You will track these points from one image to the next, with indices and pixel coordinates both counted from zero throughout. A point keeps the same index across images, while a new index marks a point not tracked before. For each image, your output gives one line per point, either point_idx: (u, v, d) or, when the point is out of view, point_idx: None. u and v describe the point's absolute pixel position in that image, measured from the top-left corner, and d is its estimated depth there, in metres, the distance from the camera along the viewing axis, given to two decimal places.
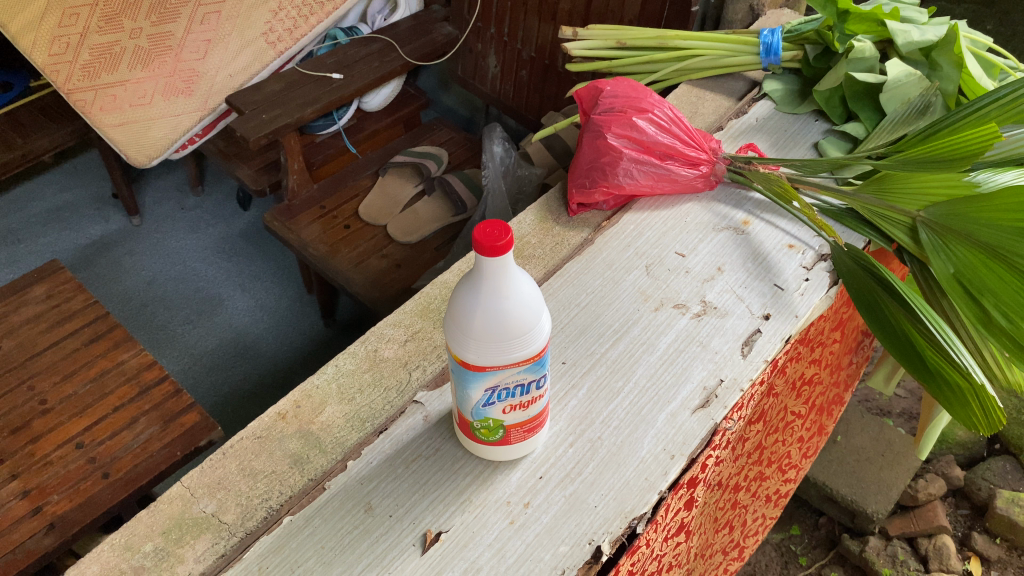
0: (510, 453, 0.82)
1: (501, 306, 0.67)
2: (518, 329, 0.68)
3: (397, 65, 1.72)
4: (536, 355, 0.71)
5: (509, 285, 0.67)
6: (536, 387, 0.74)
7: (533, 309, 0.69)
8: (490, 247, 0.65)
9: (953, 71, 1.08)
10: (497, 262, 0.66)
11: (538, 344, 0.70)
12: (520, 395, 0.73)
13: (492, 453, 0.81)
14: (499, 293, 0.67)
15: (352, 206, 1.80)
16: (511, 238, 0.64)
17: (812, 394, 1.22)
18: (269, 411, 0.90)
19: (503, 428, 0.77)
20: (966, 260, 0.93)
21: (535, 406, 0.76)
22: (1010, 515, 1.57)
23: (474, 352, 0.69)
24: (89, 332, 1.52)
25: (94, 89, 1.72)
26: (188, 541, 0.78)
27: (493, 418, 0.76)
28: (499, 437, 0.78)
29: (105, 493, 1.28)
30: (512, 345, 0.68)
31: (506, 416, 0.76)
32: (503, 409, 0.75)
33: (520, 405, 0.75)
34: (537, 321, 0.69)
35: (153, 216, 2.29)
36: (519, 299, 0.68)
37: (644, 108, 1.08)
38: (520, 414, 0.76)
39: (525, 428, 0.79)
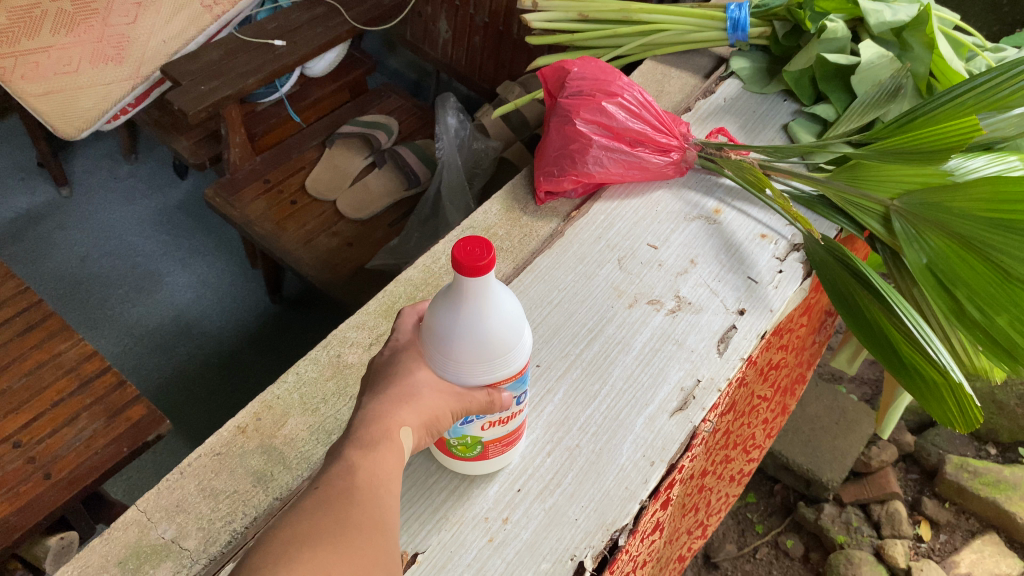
0: (485, 467, 0.78)
1: (481, 326, 0.60)
2: (500, 348, 0.62)
3: (343, 30, 1.63)
4: (518, 371, 0.65)
5: (492, 305, 0.60)
6: (516, 404, 0.69)
7: (515, 327, 0.62)
8: (473, 269, 0.57)
9: (925, 53, 1.06)
10: (478, 284, 0.58)
11: (521, 358, 0.65)
12: (499, 412, 0.69)
13: (465, 468, 0.77)
14: (479, 315, 0.60)
15: (298, 180, 1.72)
16: (495, 256, 0.57)
17: (778, 376, 1.21)
18: (228, 425, 0.85)
19: (480, 444, 0.73)
20: (939, 251, 0.92)
21: (513, 420, 0.72)
22: (960, 480, 1.61)
23: (456, 372, 0.63)
24: (22, 322, 1.42)
25: (14, 56, 1.60)
26: (146, 572, 0.74)
27: (471, 436, 0.72)
28: (477, 452, 0.75)
29: (48, 495, 1.21)
30: (494, 364, 0.62)
31: (485, 432, 0.72)
32: (482, 427, 0.71)
33: (499, 421, 0.71)
34: (519, 340, 0.63)
35: (84, 187, 2.16)
36: (502, 318, 0.61)
37: (614, 93, 1.03)
38: (499, 430, 0.72)
39: (503, 442, 0.75)
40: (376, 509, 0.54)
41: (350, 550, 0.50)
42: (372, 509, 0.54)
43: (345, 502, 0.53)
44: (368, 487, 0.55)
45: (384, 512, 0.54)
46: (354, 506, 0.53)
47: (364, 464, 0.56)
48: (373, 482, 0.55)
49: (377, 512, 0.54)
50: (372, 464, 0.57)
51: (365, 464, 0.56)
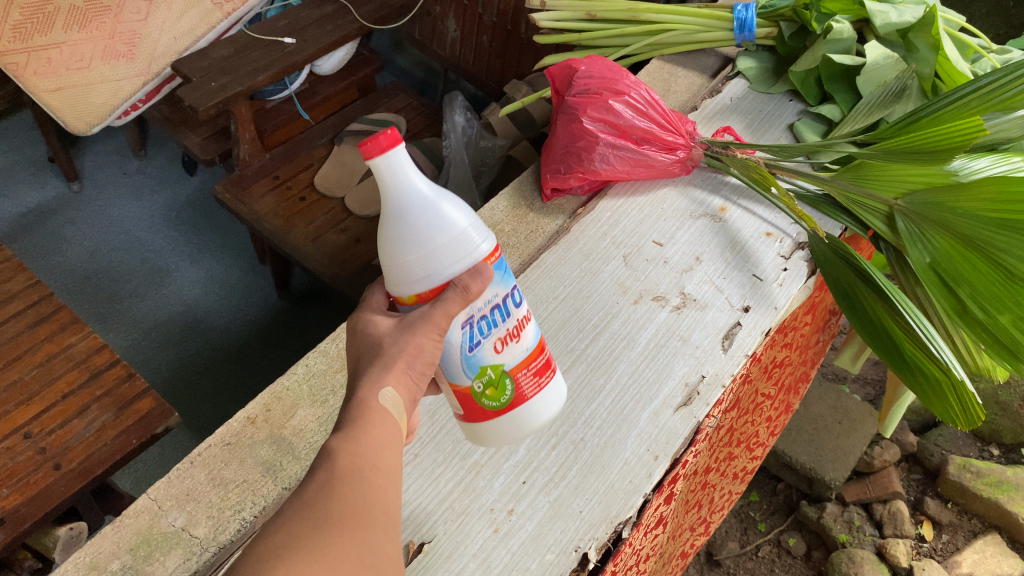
0: (521, 419, 0.65)
1: (412, 221, 0.56)
2: (436, 238, 0.56)
3: (352, 28, 1.64)
4: (481, 263, 0.59)
5: (409, 186, 0.56)
6: (515, 302, 0.62)
7: (452, 216, 0.57)
8: (369, 145, 0.54)
9: (930, 54, 1.06)
10: (383, 163, 0.55)
11: (477, 252, 0.58)
12: (502, 317, 0.62)
13: (498, 431, 0.66)
14: (403, 207, 0.56)
15: (307, 176, 1.73)
16: (391, 131, 0.54)
17: (782, 375, 1.22)
18: (238, 415, 0.86)
19: (508, 376, 0.63)
20: (943, 250, 0.93)
21: (525, 333, 0.64)
22: (962, 481, 1.61)
23: (406, 281, 0.58)
24: (33, 314, 1.44)
25: (27, 52, 1.59)
26: (158, 558, 0.75)
27: (494, 366, 0.62)
28: (505, 395, 0.64)
29: (58, 486, 1.23)
30: (437, 257, 0.57)
31: (508, 355, 0.63)
32: (496, 347, 0.62)
33: (511, 335, 0.63)
34: (460, 229, 0.57)
35: (94, 182, 2.18)
36: (427, 201, 0.56)
37: (620, 91, 1.04)
38: (518, 348, 0.63)
39: (532, 371, 0.65)
40: (362, 501, 0.49)
41: (332, 554, 0.44)
42: (355, 499, 0.49)
43: (327, 498, 0.48)
44: (350, 476, 0.50)
45: (372, 503, 0.49)
46: (336, 502, 0.48)
47: (346, 448, 0.52)
48: (354, 466, 0.50)
49: (363, 504, 0.49)
50: (356, 448, 0.52)
51: (347, 448, 0.52)
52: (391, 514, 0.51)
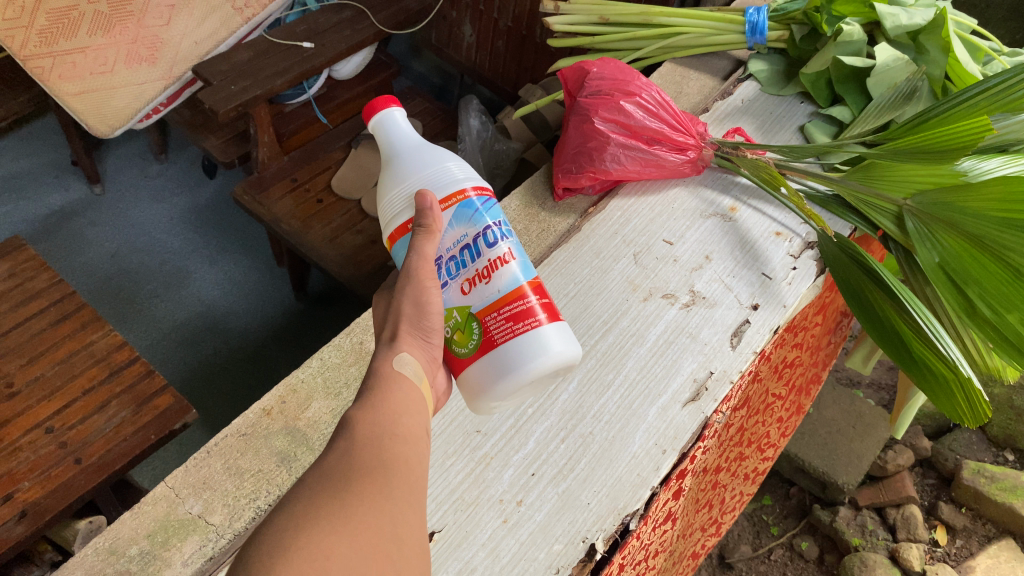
0: (487, 372, 0.65)
1: (399, 162, 0.70)
2: (412, 170, 0.69)
3: (369, 33, 1.67)
4: (453, 195, 0.67)
5: (399, 139, 0.71)
6: (483, 244, 0.66)
7: (429, 155, 0.69)
8: (370, 114, 0.73)
9: (940, 56, 1.08)
10: (381, 125, 0.73)
11: (449, 184, 0.67)
12: (472, 259, 0.67)
13: (470, 389, 0.66)
14: (393, 155, 0.71)
15: (325, 179, 1.76)
16: (384, 97, 0.73)
17: (792, 375, 1.23)
18: (253, 407, 0.88)
19: (473, 319, 0.66)
20: (951, 249, 0.93)
21: (498, 276, 0.66)
22: (977, 485, 1.61)
23: (389, 214, 0.68)
24: (56, 312, 1.46)
25: (52, 56, 1.63)
26: (174, 544, 0.77)
27: (459, 308, 0.66)
28: (473, 344, 0.66)
29: (78, 480, 1.25)
30: (412, 181, 0.68)
31: (473, 300, 0.66)
32: (462, 291, 0.67)
33: (481, 276, 0.66)
34: (434, 163, 0.69)
35: (115, 185, 2.21)
36: (413, 149, 0.71)
37: (632, 92, 1.05)
38: (485, 290, 0.66)
39: (504, 314, 0.65)
40: (381, 471, 0.46)
41: (351, 523, 0.41)
42: (375, 473, 0.46)
43: (346, 472, 0.45)
44: (368, 448, 0.48)
45: (391, 473, 0.47)
46: (355, 474, 0.45)
47: (362, 419, 0.51)
48: (374, 436, 0.49)
49: (382, 477, 0.46)
50: (371, 419, 0.51)
51: (364, 420, 0.51)
52: (416, 491, 0.48)
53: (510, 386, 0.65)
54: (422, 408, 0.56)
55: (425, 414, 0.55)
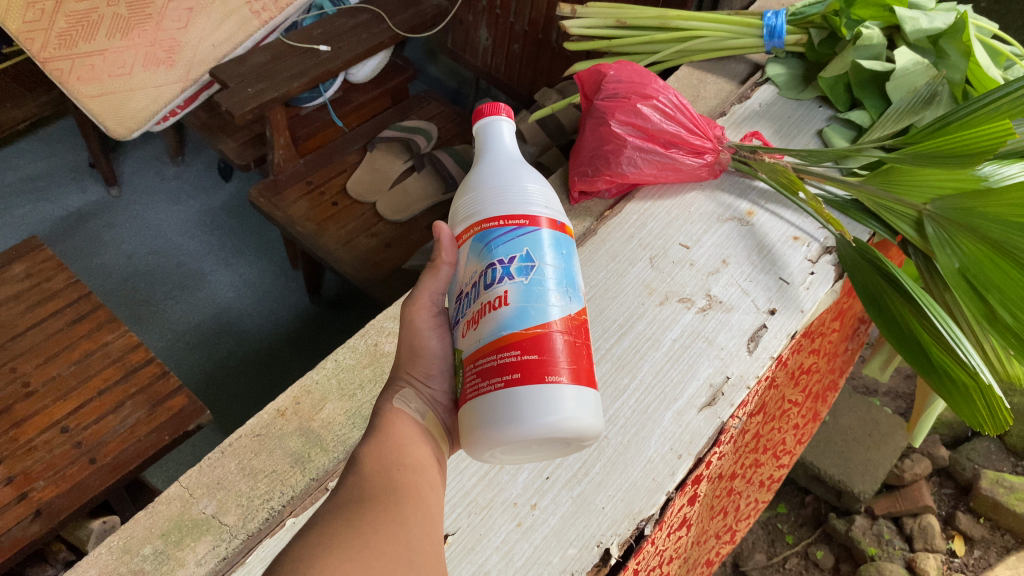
0: (468, 418, 0.58)
1: (478, 175, 0.68)
2: (479, 183, 0.66)
3: (386, 36, 1.67)
4: (476, 223, 0.63)
5: (492, 149, 0.70)
6: (485, 284, 0.60)
7: (504, 174, 0.66)
8: (478, 121, 0.72)
9: (961, 60, 1.07)
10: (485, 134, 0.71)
11: (483, 210, 0.63)
12: (474, 299, 0.61)
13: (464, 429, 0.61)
14: (477, 167, 0.69)
15: (340, 182, 1.76)
16: (490, 108, 0.72)
17: (809, 382, 1.22)
18: (268, 408, 0.88)
19: (463, 364, 0.60)
20: (972, 255, 0.92)
21: (485, 324, 0.59)
22: (995, 495, 1.58)
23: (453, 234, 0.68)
24: (72, 313, 1.47)
25: (71, 58, 1.65)
26: (188, 544, 0.77)
27: (457, 350, 0.62)
28: (466, 387, 0.60)
29: (92, 480, 1.25)
30: (472, 196, 0.66)
31: (466, 344, 0.60)
32: (463, 331, 0.62)
33: (475, 319, 0.60)
34: (502, 181, 0.65)
35: (132, 187, 2.22)
36: (497, 163, 0.68)
37: (648, 95, 1.05)
38: (475, 337, 0.59)
39: (481, 367, 0.58)
40: (391, 499, 0.51)
41: (366, 546, 0.46)
42: (385, 500, 0.51)
43: (358, 504, 0.50)
44: (380, 480, 0.53)
45: (400, 500, 0.52)
46: (367, 502, 0.50)
47: (369, 455, 0.56)
48: (381, 470, 0.54)
49: (393, 505, 0.51)
50: (379, 454, 0.56)
51: (371, 457, 0.56)
52: (425, 514, 0.52)
53: (486, 445, 0.57)
54: (428, 442, 0.61)
55: (430, 445, 0.61)
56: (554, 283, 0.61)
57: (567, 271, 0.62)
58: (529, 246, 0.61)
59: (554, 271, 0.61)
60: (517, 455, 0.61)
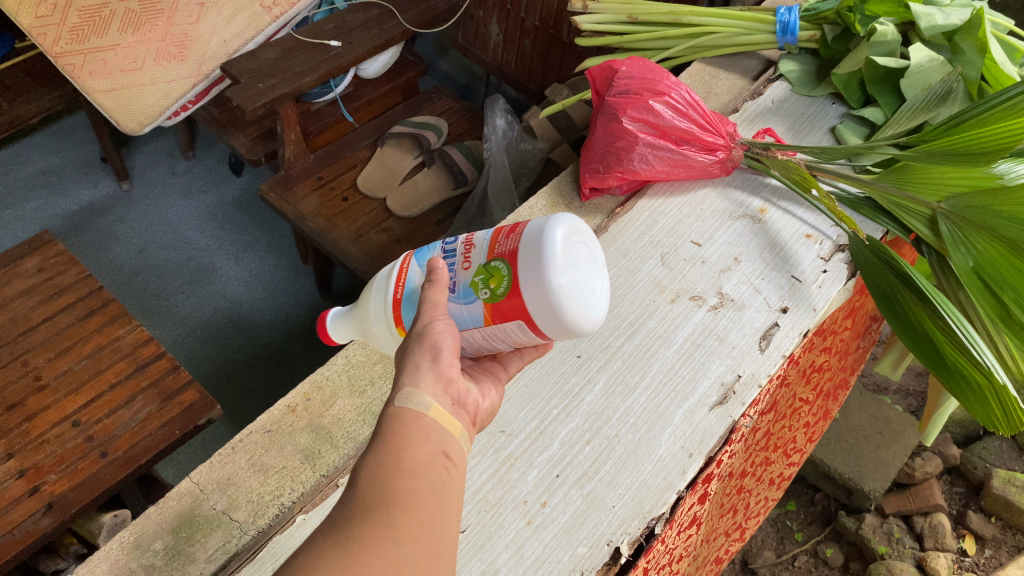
0: (533, 252, 0.64)
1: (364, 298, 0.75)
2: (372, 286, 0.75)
3: (397, 32, 1.67)
4: (399, 279, 0.71)
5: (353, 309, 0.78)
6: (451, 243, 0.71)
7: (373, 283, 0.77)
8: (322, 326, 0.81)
9: (977, 57, 1.06)
10: (341, 332, 0.80)
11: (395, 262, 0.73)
12: (454, 252, 0.70)
13: (535, 287, 0.63)
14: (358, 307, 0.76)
15: (351, 177, 1.76)
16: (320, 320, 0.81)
17: (820, 380, 1.21)
18: (278, 404, 0.88)
19: (490, 263, 0.66)
20: (987, 254, 0.91)
21: (480, 236, 0.69)
22: (1006, 495, 1.57)
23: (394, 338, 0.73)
24: (84, 307, 1.47)
25: (83, 53, 1.64)
26: (198, 540, 0.77)
27: (475, 274, 0.67)
28: (504, 265, 0.65)
29: (103, 473, 1.26)
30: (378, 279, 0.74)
31: (479, 256, 0.67)
32: (463, 268, 0.68)
33: (467, 251, 0.69)
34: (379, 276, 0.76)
35: (144, 182, 2.23)
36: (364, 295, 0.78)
37: (660, 91, 1.04)
38: (478, 245, 0.68)
39: (505, 237, 0.67)
40: (384, 513, 0.48)
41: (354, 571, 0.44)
42: (378, 515, 0.48)
43: (346, 522, 0.48)
44: (374, 490, 0.50)
45: (395, 510, 0.49)
46: (358, 519, 0.48)
47: (368, 462, 0.52)
48: (377, 477, 0.51)
49: (385, 518, 0.48)
50: (376, 461, 0.52)
51: (367, 465, 0.52)
52: (423, 525, 0.49)
53: (563, 253, 0.64)
54: (435, 436, 0.55)
55: (437, 439, 0.55)
56: None
57: None
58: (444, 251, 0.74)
59: None
60: (584, 299, 0.65)
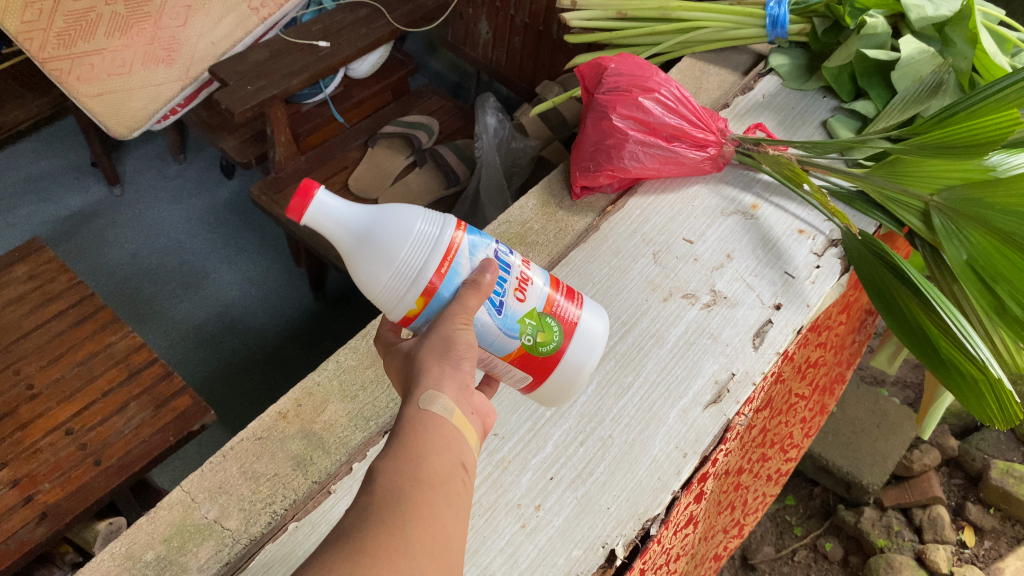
0: (584, 344, 0.72)
1: (381, 245, 0.62)
2: (399, 246, 0.62)
3: (385, 32, 1.65)
4: (449, 251, 0.63)
5: (350, 222, 0.63)
6: (506, 256, 0.68)
7: (393, 219, 0.62)
8: (298, 209, 0.61)
9: (967, 48, 1.06)
10: (317, 220, 0.62)
11: (440, 243, 0.63)
12: (510, 272, 0.68)
13: (571, 367, 0.72)
14: (364, 241, 0.62)
15: (342, 179, 1.75)
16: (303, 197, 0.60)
17: (815, 375, 1.20)
18: (269, 410, 0.87)
19: (546, 315, 0.69)
20: (980, 246, 0.90)
21: (535, 274, 0.69)
22: (1005, 486, 1.57)
23: (399, 293, 0.63)
24: (75, 314, 1.46)
25: (70, 58, 1.63)
26: (190, 549, 0.76)
27: (528, 314, 0.68)
28: (558, 328, 0.69)
29: (97, 481, 1.25)
30: (411, 253, 0.62)
31: (533, 298, 0.68)
32: (517, 297, 0.67)
33: (524, 282, 0.68)
34: (408, 220, 0.62)
35: (135, 186, 2.22)
36: (373, 218, 0.63)
37: (650, 88, 1.03)
38: (536, 287, 0.69)
39: (562, 303, 0.71)
40: (398, 525, 0.48)
41: None
42: (392, 527, 0.48)
43: (356, 533, 0.47)
44: (387, 501, 0.50)
45: (409, 523, 0.49)
46: (372, 530, 0.47)
47: (385, 468, 0.52)
48: (393, 484, 0.51)
49: (398, 531, 0.48)
50: (393, 466, 0.52)
51: (385, 469, 0.52)
52: (437, 540, 0.49)
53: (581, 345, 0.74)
54: (455, 445, 0.56)
55: (456, 449, 0.56)
56: None
57: None
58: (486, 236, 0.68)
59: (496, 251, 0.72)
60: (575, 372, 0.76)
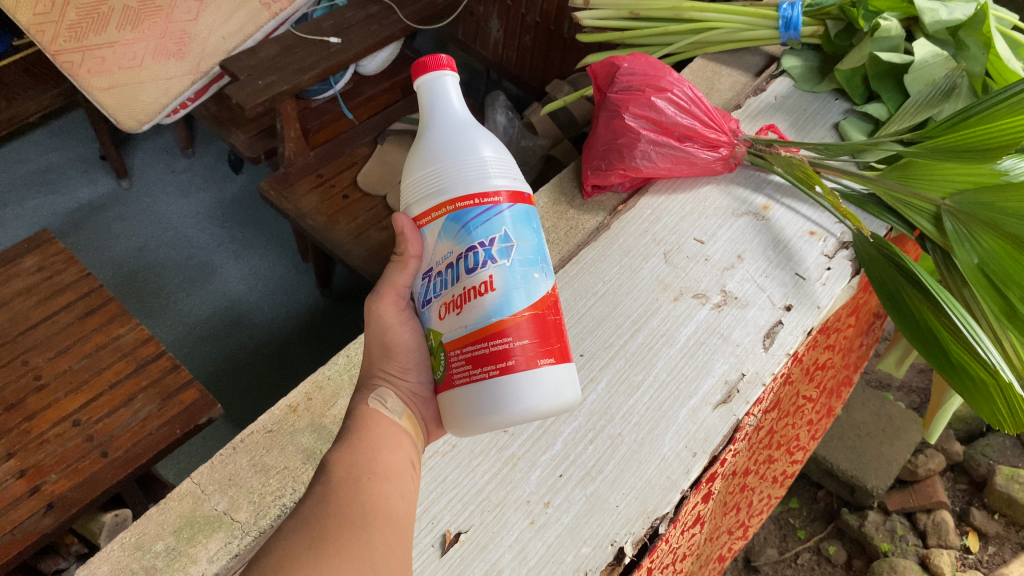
0: (465, 404, 0.64)
1: (436, 146, 0.66)
2: (445, 157, 0.65)
3: (396, 29, 1.66)
4: (459, 198, 0.64)
5: (444, 113, 0.68)
6: (462, 270, 0.64)
7: (463, 137, 0.66)
8: (421, 70, 0.68)
9: (980, 52, 1.06)
10: (428, 92, 0.69)
11: (465, 183, 0.64)
12: (452, 285, 0.65)
13: (455, 412, 0.66)
14: (433, 133, 0.67)
15: (351, 175, 1.75)
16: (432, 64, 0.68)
17: (823, 377, 1.20)
18: (279, 403, 0.88)
19: (443, 348, 0.65)
20: (992, 250, 0.90)
21: (467, 311, 0.63)
22: (1009, 492, 1.56)
23: (413, 197, 0.67)
24: (83, 306, 1.46)
25: (82, 51, 1.63)
26: (200, 540, 0.77)
27: (435, 332, 0.66)
28: (447, 368, 0.66)
29: (104, 473, 1.25)
30: (444, 170, 0.65)
31: (446, 325, 0.65)
32: (441, 309, 0.66)
33: (455, 304, 0.64)
34: (471, 147, 0.65)
35: (143, 179, 2.22)
36: (455, 125, 0.67)
37: (663, 88, 1.03)
38: (457, 320, 0.64)
39: (468, 354, 0.63)
40: (359, 518, 0.55)
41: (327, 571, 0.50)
42: (353, 519, 0.55)
43: (321, 525, 0.53)
44: (345, 490, 0.57)
45: (368, 517, 0.55)
46: (336, 522, 0.54)
47: (347, 462, 0.60)
48: (353, 477, 0.58)
49: (361, 523, 0.55)
50: (354, 460, 0.61)
51: (345, 461, 0.61)
52: (392, 528, 0.56)
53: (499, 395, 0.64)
54: (405, 444, 0.66)
55: (406, 448, 0.66)
56: (530, 260, 0.65)
57: (538, 247, 0.66)
58: (505, 228, 0.64)
59: (526, 249, 0.65)
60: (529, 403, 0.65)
